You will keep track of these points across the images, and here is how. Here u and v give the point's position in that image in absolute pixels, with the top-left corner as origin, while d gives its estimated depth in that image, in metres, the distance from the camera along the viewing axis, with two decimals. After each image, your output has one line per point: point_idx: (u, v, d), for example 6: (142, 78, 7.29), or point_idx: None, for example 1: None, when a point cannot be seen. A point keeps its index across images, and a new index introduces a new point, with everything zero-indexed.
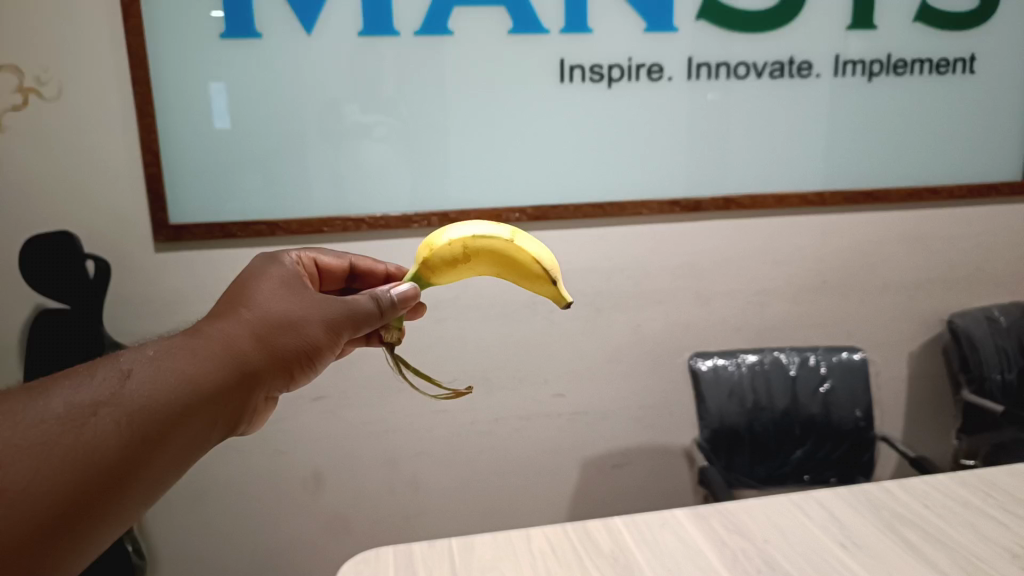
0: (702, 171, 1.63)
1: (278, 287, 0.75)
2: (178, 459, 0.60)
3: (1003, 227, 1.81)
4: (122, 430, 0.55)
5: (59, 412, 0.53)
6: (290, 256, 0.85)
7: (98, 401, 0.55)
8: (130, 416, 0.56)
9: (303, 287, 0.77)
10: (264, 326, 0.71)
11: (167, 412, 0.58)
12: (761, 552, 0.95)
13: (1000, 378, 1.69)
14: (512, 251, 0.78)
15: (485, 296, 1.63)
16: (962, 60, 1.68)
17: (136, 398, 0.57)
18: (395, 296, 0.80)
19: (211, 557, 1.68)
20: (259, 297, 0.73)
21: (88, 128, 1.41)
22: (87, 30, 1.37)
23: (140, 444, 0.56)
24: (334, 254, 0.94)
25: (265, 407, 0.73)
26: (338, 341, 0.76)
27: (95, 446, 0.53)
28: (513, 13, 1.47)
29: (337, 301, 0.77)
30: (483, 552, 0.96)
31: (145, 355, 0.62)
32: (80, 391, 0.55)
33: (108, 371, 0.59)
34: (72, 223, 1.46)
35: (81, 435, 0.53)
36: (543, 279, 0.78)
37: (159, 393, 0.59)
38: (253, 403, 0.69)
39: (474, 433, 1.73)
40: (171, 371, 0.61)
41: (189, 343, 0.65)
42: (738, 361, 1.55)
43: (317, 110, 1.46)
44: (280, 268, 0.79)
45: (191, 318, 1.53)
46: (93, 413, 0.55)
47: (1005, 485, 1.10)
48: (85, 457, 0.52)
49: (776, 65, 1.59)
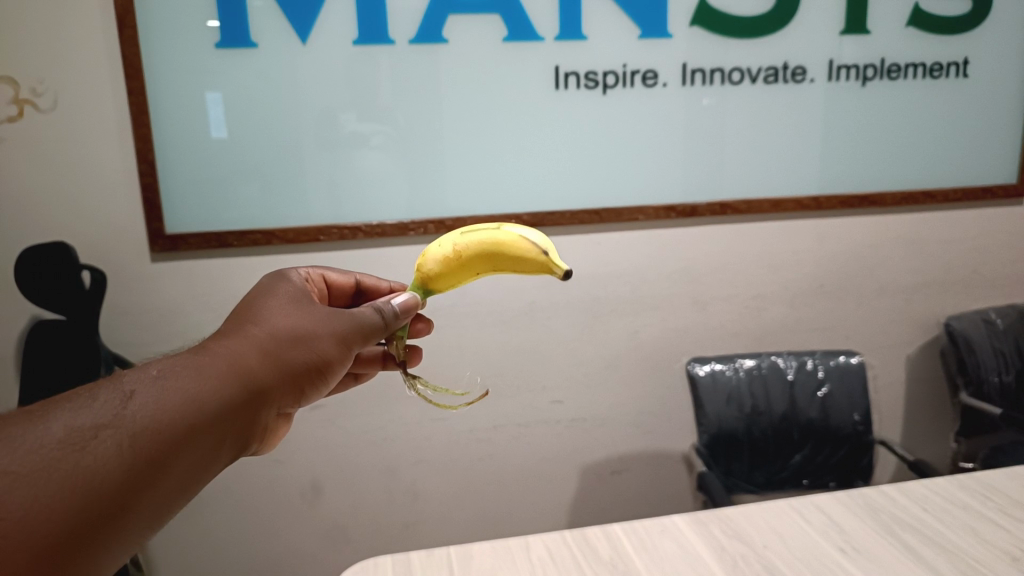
0: (699, 177, 1.63)
1: (282, 305, 0.76)
2: (185, 481, 0.60)
3: (999, 229, 1.81)
4: (124, 452, 0.55)
5: (60, 435, 0.53)
6: (297, 273, 0.86)
7: (100, 423, 0.55)
8: (132, 437, 0.56)
9: (306, 304, 0.78)
10: (269, 344, 0.71)
11: (171, 433, 0.58)
12: (761, 558, 0.95)
13: (997, 380, 1.69)
14: (500, 241, 0.77)
15: (483, 304, 1.63)
16: (956, 63, 1.68)
17: (138, 420, 0.57)
18: (396, 306, 0.82)
19: (208, 567, 1.67)
20: (263, 316, 0.73)
21: (84, 138, 1.41)
22: (82, 41, 1.37)
23: (142, 466, 0.55)
24: (341, 271, 0.94)
25: (274, 425, 0.74)
26: (345, 358, 0.77)
27: (98, 469, 0.53)
28: (508, 21, 1.48)
29: (341, 317, 0.77)
30: (481, 561, 0.96)
31: (148, 375, 0.61)
32: (81, 414, 0.55)
33: (110, 393, 0.58)
34: (69, 234, 1.46)
35: (82, 459, 0.53)
36: (535, 262, 0.76)
37: (163, 414, 0.58)
38: (262, 420, 0.69)
39: (473, 440, 1.72)
40: (176, 389, 0.61)
41: (193, 361, 0.65)
42: (736, 365, 1.54)
43: (313, 119, 1.46)
44: (283, 287, 0.79)
45: (190, 328, 1.54)
46: (94, 435, 0.54)
47: (1003, 488, 1.10)
48: (85, 482, 0.52)
49: (771, 71, 1.59)
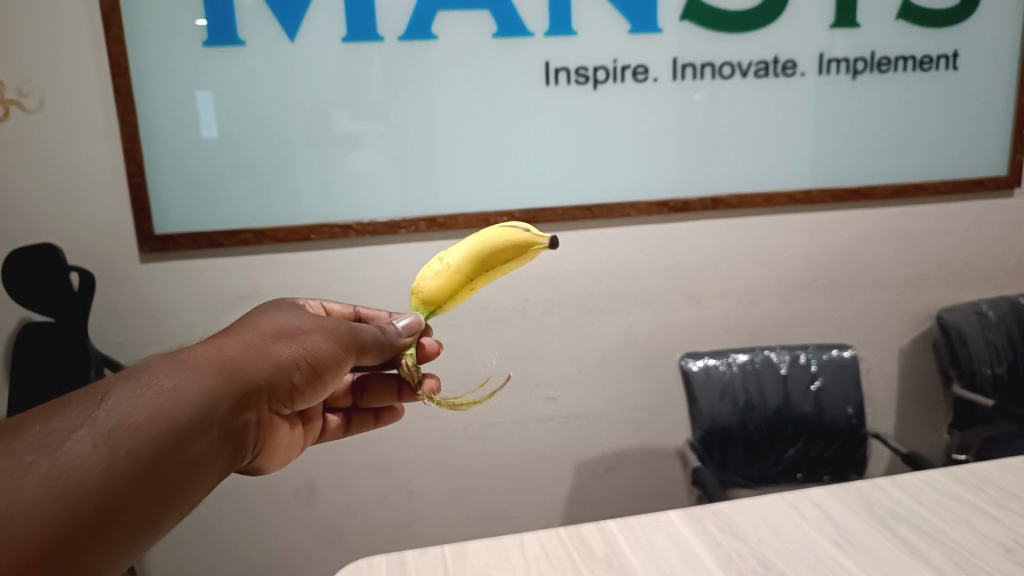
0: (691, 171, 1.63)
1: (269, 316, 0.77)
2: (174, 479, 0.58)
3: (990, 221, 1.82)
4: (101, 448, 0.54)
5: (33, 440, 0.53)
6: (299, 301, 0.87)
7: (75, 425, 0.55)
8: (107, 434, 0.55)
9: (292, 314, 0.79)
10: (252, 347, 0.71)
11: (151, 427, 0.57)
12: (755, 552, 0.95)
13: (990, 372, 1.70)
14: (485, 232, 0.78)
15: (475, 301, 1.63)
16: (946, 56, 1.68)
17: (115, 418, 0.56)
18: (401, 328, 0.82)
19: (201, 569, 1.67)
20: (248, 324, 0.75)
21: (71, 139, 1.40)
22: (68, 40, 1.36)
23: (123, 461, 0.54)
24: (340, 302, 0.97)
25: (264, 428, 0.73)
26: (335, 358, 0.77)
27: (75, 466, 0.52)
28: (498, 17, 1.47)
29: (331, 322, 0.79)
30: (475, 560, 0.95)
31: (124, 379, 0.61)
32: (54, 420, 0.55)
33: (86, 399, 0.58)
34: (57, 236, 1.44)
35: (57, 459, 0.52)
36: (524, 236, 0.77)
37: (141, 410, 0.58)
38: (247, 418, 0.68)
39: (467, 438, 1.72)
40: (153, 386, 0.60)
41: (172, 361, 0.64)
42: (729, 360, 1.55)
43: (304, 117, 1.45)
44: (272, 304, 0.82)
45: (181, 329, 1.53)
46: (69, 437, 0.54)
47: (996, 479, 1.10)
48: (62, 480, 0.51)
49: (761, 65, 1.59)
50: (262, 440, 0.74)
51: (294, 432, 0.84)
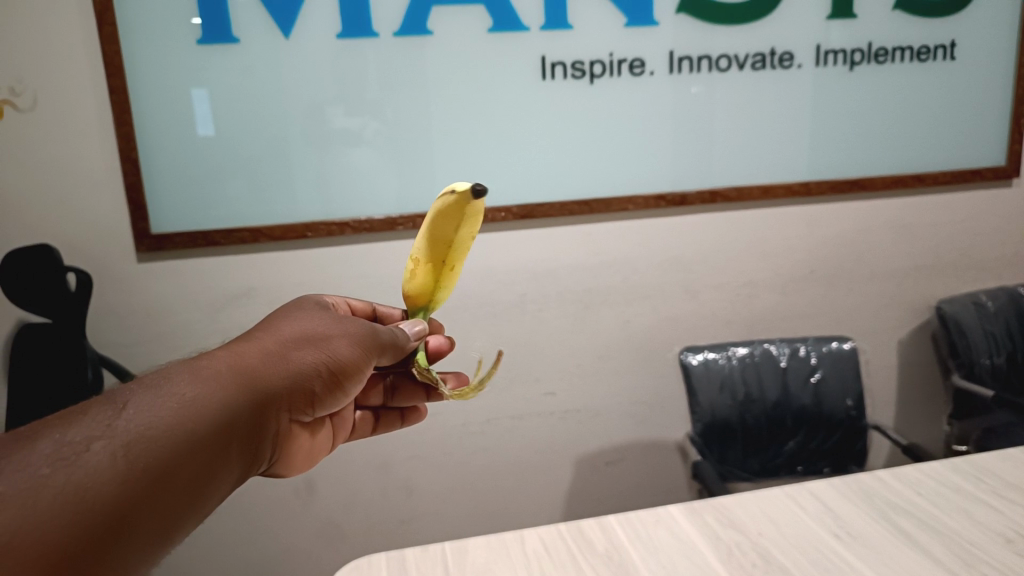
0: (688, 164, 1.62)
1: (287, 323, 0.78)
2: (192, 490, 0.58)
3: (988, 211, 1.81)
4: (118, 460, 0.53)
5: (49, 451, 0.52)
6: (324, 300, 0.88)
7: (92, 436, 0.54)
8: (125, 446, 0.54)
9: (312, 320, 0.79)
10: (270, 355, 0.71)
11: (171, 438, 0.57)
12: (756, 546, 0.95)
13: (989, 362, 1.70)
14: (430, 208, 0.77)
15: (473, 297, 1.62)
16: (943, 46, 1.68)
17: (133, 429, 0.56)
18: (411, 333, 0.82)
19: (201, 567, 1.67)
20: (268, 332, 0.75)
21: (66, 138, 1.39)
22: (61, 39, 1.35)
23: (141, 474, 0.54)
24: (356, 299, 0.97)
25: (284, 435, 0.73)
26: (353, 365, 0.77)
27: (92, 480, 0.51)
28: (492, 12, 1.46)
29: (349, 327, 0.79)
30: (476, 556, 0.95)
31: (143, 387, 0.61)
32: (71, 430, 0.54)
33: (104, 408, 0.58)
34: (53, 236, 1.44)
35: (74, 472, 0.51)
36: (453, 198, 0.74)
37: (160, 421, 0.57)
38: (268, 426, 0.68)
39: (467, 434, 1.72)
40: (172, 396, 0.60)
41: (191, 370, 0.64)
42: (728, 354, 1.54)
43: (301, 115, 1.44)
44: (292, 310, 0.82)
45: (177, 327, 1.53)
46: (86, 448, 0.53)
47: (996, 469, 1.10)
48: (79, 493, 0.50)
49: (757, 57, 1.59)
50: (279, 450, 0.74)
51: (315, 439, 0.83)
